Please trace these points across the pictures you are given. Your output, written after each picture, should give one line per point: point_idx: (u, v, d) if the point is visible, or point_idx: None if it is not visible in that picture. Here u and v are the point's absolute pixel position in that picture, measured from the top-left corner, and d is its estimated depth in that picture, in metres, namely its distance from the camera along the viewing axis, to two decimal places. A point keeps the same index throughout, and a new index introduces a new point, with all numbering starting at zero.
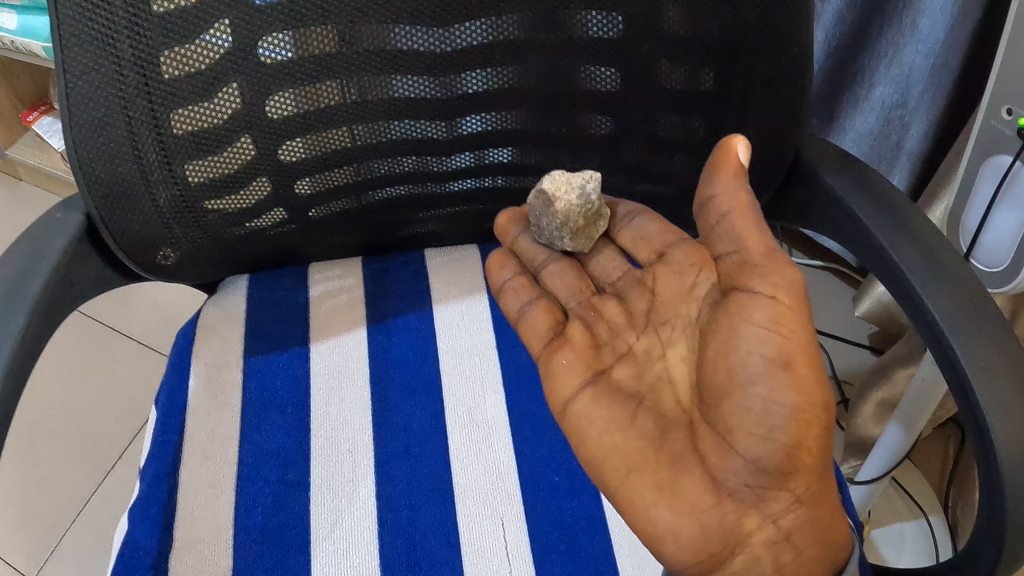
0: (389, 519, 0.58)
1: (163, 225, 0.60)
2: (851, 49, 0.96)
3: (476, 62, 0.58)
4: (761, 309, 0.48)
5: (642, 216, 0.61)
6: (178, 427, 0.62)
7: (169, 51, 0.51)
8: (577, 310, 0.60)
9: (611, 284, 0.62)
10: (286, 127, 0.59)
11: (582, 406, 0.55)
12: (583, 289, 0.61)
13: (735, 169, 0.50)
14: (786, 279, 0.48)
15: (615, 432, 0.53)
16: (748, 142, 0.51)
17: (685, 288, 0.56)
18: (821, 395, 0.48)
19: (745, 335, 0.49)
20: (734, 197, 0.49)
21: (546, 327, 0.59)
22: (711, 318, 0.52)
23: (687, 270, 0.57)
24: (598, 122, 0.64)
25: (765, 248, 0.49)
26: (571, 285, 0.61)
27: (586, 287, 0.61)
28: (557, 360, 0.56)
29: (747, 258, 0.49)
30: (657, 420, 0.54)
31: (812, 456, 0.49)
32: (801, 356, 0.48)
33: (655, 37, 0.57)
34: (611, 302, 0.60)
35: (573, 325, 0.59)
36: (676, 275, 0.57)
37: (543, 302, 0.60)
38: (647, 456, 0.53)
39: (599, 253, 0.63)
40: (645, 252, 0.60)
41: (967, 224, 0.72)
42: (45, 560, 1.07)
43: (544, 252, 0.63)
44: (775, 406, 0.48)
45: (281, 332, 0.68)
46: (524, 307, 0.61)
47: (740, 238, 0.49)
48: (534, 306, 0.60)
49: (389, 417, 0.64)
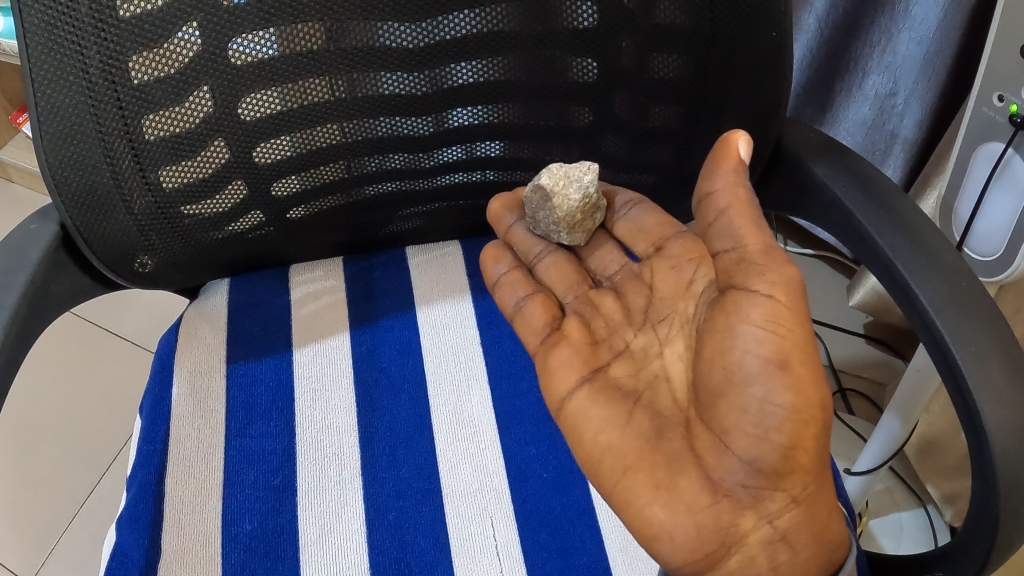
0: (377, 522, 0.57)
1: (139, 231, 0.58)
2: (844, 35, 0.95)
3: (458, 56, 0.57)
4: (758, 308, 0.47)
5: (641, 207, 0.60)
6: (162, 436, 0.61)
7: (138, 55, 0.50)
8: (575, 305, 0.59)
9: (608, 277, 0.60)
10: (264, 127, 0.57)
11: (579, 405, 0.53)
12: (580, 283, 0.60)
13: (735, 165, 0.49)
14: (784, 277, 0.47)
15: (612, 431, 0.52)
16: (750, 138, 0.49)
17: (682, 284, 0.55)
18: (818, 395, 0.47)
19: (741, 335, 0.48)
20: (732, 193, 0.48)
21: (543, 323, 0.57)
22: (708, 317, 0.51)
23: (685, 265, 0.56)
24: (581, 114, 0.63)
25: (764, 246, 0.48)
26: (568, 278, 0.60)
27: (582, 281, 0.60)
28: (554, 356, 0.54)
29: (745, 255, 0.48)
30: (654, 418, 0.53)
31: (808, 457, 0.48)
32: (798, 355, 0.47)
33: (636, 26, 0.56)
34: (609, 297, 0.58)
35: (570, 320, 0.57)
36: (674, 270, 0.56)
37: (539, 297, 0.58)
38: (644, 456, 0.51)
39: (598, 248, 0.62)
40: (642, 245, 0.59)
41: (960, 213, 0.71)
42: (42, 563, 1.06)
43: (539, 244, 0.62)
44: (771, 406, 0.47)
45: (265, 338, 0.67)
46: (521, 302, 0.59)
47: (738, 235, 0.48)
48: (530, 301, 0.58)
49: (375, 420, 0.62)
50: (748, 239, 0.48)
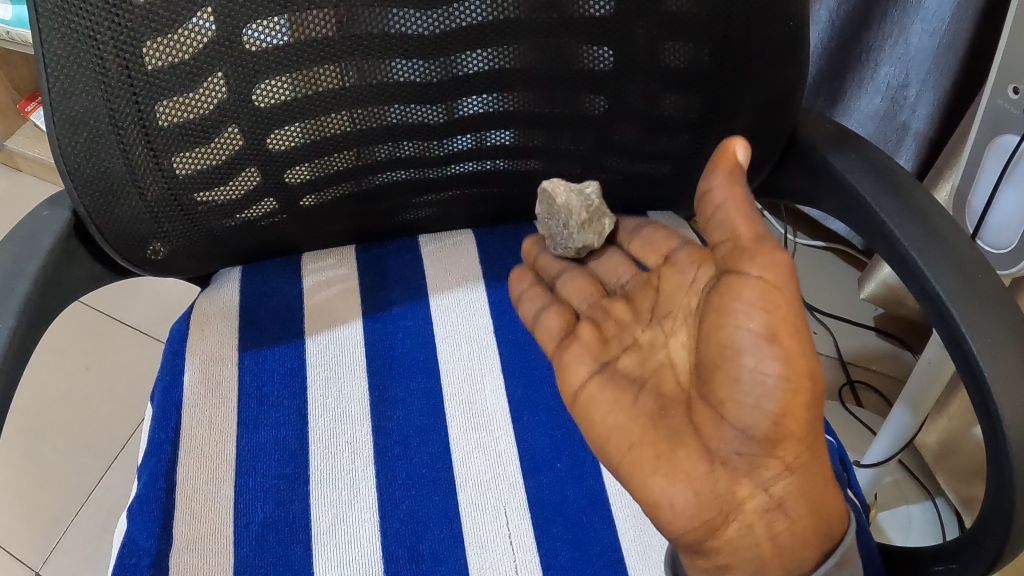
0: (390, 510, 0.57)
1: (151, 218, 0.58)
2: (856, 26, 0.96)
3: (471, 43, 0.57)
4: (749, 290, 0.46)
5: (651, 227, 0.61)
6: (174, 424, 0.61)
7: (152, 41, 0.50)
8: (588, 311, 0.59)
9: (621, 287, 0.60)
10: (278, 114, 0.57)
11: (589, 394, 0.54)
12: (594, 292, 0.60)
13: (731, 166, 0.47)
14: (775, 260, 0.45)
15: (619, 412, 0.52)
16: (748, 144, 0.47)
17: (685, 284, 0.54)
18: (809, 365, 0.46)
19: (734, 313, 0.46)
20: (729, 189, 0.46)
21: (558, 329, 0.58)
22: (706, 300, 0.50)
23: (688, 267, 0.54)
24: (595, 102, 0.62)
25: (755, 233, 0.46)
26: (583, 290, 0.60)
27: (596, 291, 0.60)
28: (568, 351, 0.56)
29: (738, 243, 0.46)
30: (657, 399, 0.53)
31: (800, 425, 0.47)
32: (787, 329, 0.46)
33: (650, 15, 0.56)
34: (620, 303, 0.58)
35: (583, 324, 0.57)
36: (680, 273, 0.55)
37: (555, 307, 0.59)
38: (646, 431, 0.51)
39: (608, 257, 0.62)
40: (652, 256, 0.59)
41: (973, 205, 0.71)
42: (50, 553, 1.07)
43: (560, 264, 0.63)
44: (761, 376, 0.46)
45: (277, 326, 0.67)
46: (538, 312, 0.59)
47: (730, 224, 0.47)
48: (546, 311, 0.59)
49: (387, 409, 0.62)
50: (739, 226, 0.46)
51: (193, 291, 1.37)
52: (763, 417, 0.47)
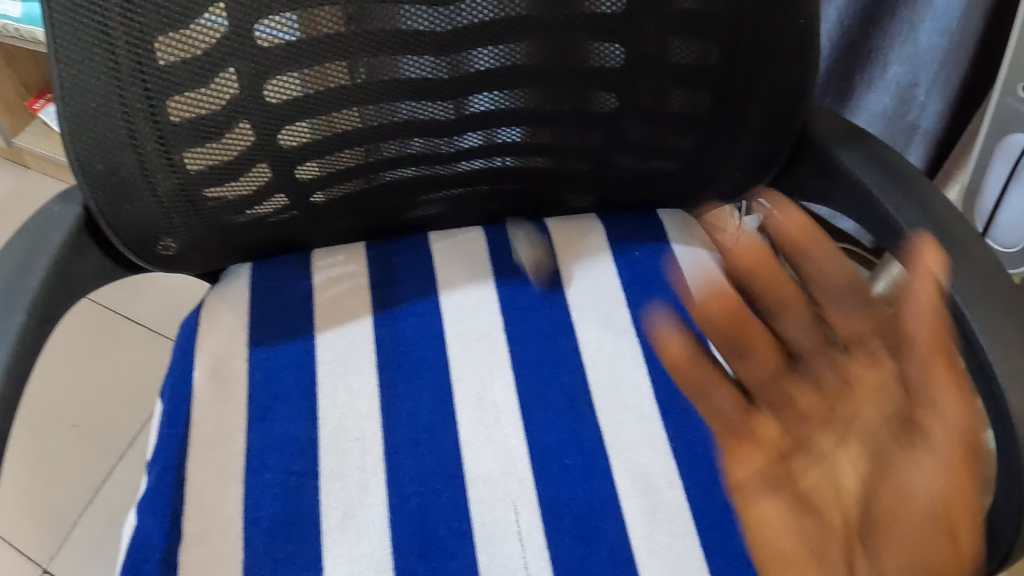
0: (400, 506, 0.57)
1: (163, 214, 0.58)
2: (865, 25, 0.97)
3: (480, 40, 0.57)
4: (952, 410, 0.46)
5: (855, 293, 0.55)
6: (183, 420, 0.61)
7: (164, 36, 0.50)
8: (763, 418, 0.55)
9: (750, 382, 0.57)
10: (288, 110, 0.57)
11: (761, 514, 0.50)
12: (777, 363, 0.57)
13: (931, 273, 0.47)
14: (966, 417, 0.46)
15: (787, 538, 0.48)
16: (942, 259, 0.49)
17: (876, 375, 0.55)
18: (973, 497, 0.44)
19: (911, 474, 0.47)
20: (927, 281, 0.47)
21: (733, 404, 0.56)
22: (900, 440, 0.50)
23: (883, 354, 0.55)
24: (604, 99, 0.62)
25: (937, 343, 0.47)
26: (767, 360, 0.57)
27: (778, 360, 0.57)
28: (742, 460, 0.53)
29: (930, 374, 0.47)
30: (816, 525, 0.48)
31: (969, 557, 0.44)
32: (963, 459, 0.45)
33: (659, 11, 0.56)
34: (805, 392, 0.57)
35: (764, 421, 0.55)
36: (871, 364, 0.55)
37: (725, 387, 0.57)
38: (809, 560, 0.46)
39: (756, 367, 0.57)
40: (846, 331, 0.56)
41: (983, 201, 0.71)
42: (57, 548, 1.07)
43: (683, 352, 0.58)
44: (932, 490, 0.45)
45: (287, 322, 0.67)
46: (699, 399, 0.58)
47: (910, 332, 0.47)
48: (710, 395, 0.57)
49: (397, 404, 0.62)
50: (918, 334, 0.47)
51: (204, 287, 1.35)
52: (937, 544, 0.44)
